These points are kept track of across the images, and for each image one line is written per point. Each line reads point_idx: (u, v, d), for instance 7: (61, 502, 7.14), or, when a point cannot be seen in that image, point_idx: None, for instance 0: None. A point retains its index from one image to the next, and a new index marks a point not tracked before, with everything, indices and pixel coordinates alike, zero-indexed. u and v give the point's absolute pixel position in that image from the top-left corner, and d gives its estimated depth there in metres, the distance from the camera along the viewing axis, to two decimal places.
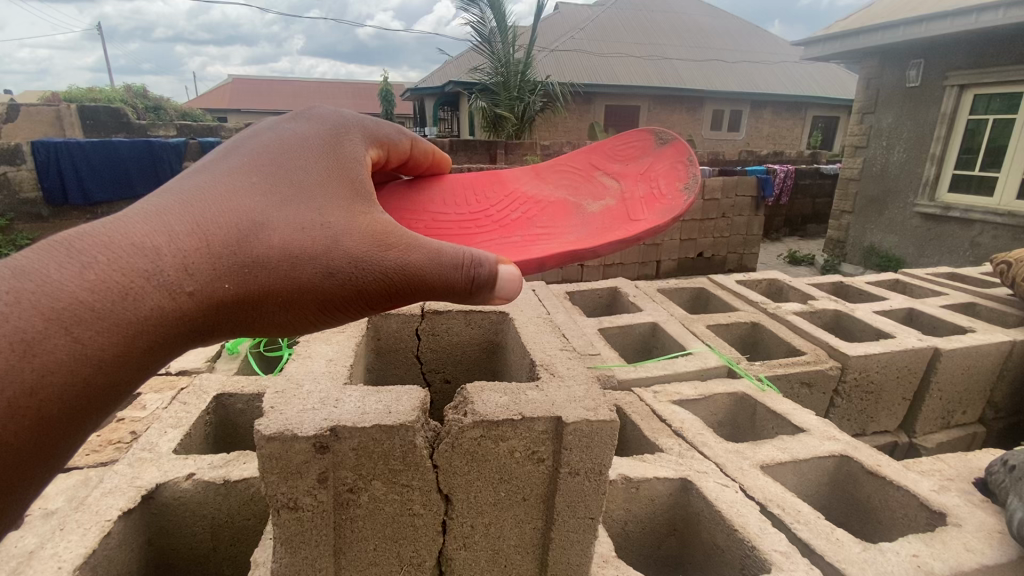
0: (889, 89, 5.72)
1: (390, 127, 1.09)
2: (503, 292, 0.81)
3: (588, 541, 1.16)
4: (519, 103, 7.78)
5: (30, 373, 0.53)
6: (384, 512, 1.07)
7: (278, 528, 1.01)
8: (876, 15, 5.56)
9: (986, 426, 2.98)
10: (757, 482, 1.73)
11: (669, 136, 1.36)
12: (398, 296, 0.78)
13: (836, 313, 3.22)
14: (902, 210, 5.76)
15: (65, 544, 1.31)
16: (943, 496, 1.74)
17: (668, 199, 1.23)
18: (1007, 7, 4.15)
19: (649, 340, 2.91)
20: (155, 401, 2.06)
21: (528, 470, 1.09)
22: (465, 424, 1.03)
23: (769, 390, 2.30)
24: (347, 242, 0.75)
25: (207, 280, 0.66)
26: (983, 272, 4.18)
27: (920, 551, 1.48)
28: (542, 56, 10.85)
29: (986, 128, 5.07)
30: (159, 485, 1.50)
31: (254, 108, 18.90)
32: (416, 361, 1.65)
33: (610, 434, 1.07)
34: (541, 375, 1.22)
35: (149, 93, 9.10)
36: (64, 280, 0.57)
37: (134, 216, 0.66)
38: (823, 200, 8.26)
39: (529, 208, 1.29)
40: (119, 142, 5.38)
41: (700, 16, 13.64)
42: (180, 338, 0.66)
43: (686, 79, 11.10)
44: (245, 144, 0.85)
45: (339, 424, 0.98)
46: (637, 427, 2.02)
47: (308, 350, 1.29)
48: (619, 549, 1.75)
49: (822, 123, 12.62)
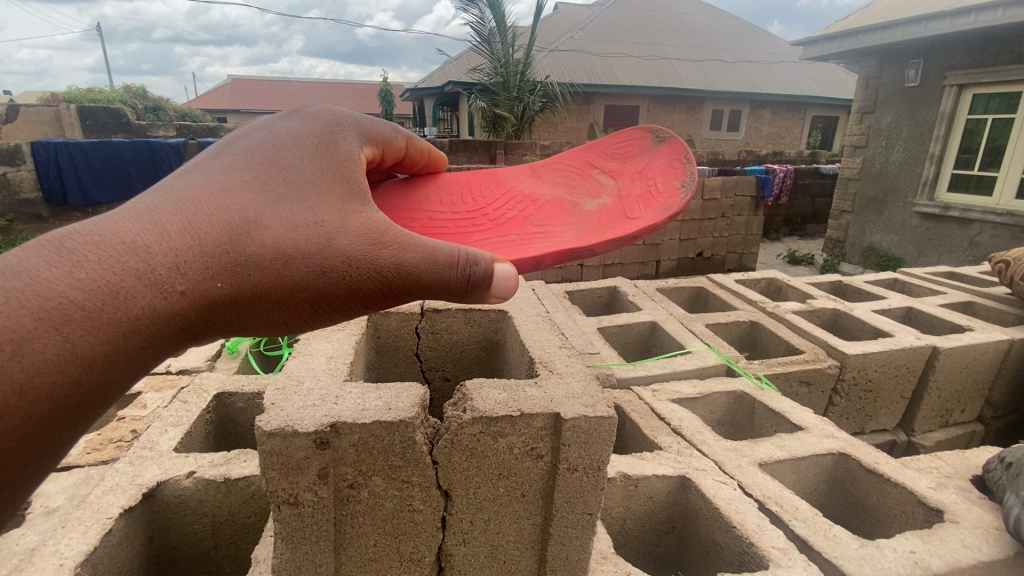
0: (888, 89, 5.74)
1: (386, 125, 1.10)
2: (498, 291, 0.82)
3: (587, 537, 1.17)
4: (519, 103, 7.79)
5: (20, 372, 0.55)
6: (385, 507, 1.07)
7: (279, 524, 1.01)
8: (875, 15, 5.56)
9: (984, 424, 2.98)
10: (756, 479, 1.73)
11: (665, 134, 1.37)
12: (392, 295, 0.78)
13: (835, 312, 3.23)
14: (901, 210, 5.76)
15: (67, 542, 1.32)
16: (941, 492, 1.75)
17: (665, 198, 1.24)
18: (1006, 7, 4.15)
19: (648, 339, 2.91)
20: (155, 400, 2.06)
21: (527, 466, 1.10)
22: (465, 420, 1.03)
23: (768, 389, 2.31)
24: (341, 241, 0.76)
25: (200, 279, 0.67)
26: (982, 271, 4.19)
27: (918, 547, 1.48)
28: (541, 56, 10.85)
29: (985, 127, 5.08)
30: (160, 483, 1.50)
31: (253, 108, 18.90)
32: (416, 360, 1.66)
33: (608, 430, 1.08)
34: (541, 372, 1.22)
35: (148, 93, 9.11)
36: (55, 280, 0.58)
37: (126, 215, 0.67)
38: (822, 200, 8.27)
39: (526, 207, 1.30)
40: (119, 142, 5.39)
41: (699, 15, 13.64)
42: (173, 338, 0.67)
43: (685, 79, 11.11)
44: (239, 142, 0.86)
45: (339, 420, 0.98)
46: (636, 425, 2.03)
47: (308, 348, 1.30)
48: (618, 546, 1.76)
49: (822, 123, 12.62)
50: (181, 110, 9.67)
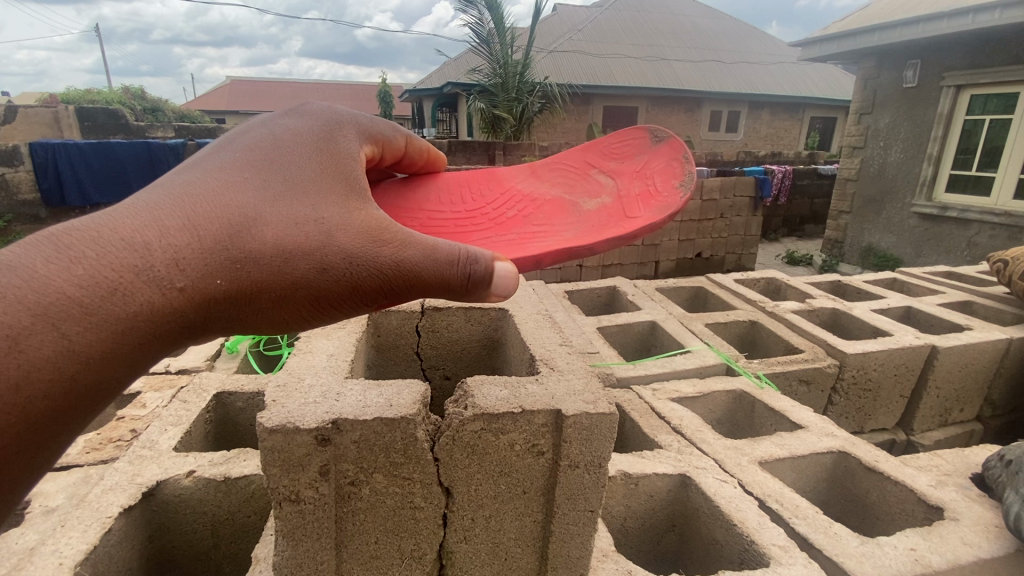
0: (886, 90, 5.75)
1: (385, 123, 1.10)
2: (499, 289, 0.82)
3: (588, 534, 1.17)
4: (517, 104, 7.80)
5: (16, 368, 0.54)
6: (385, 505, 1.07)
7: (280, 521, 1.01)
8: (872, 16, 5.58)
9: (982, 423, 2.99)
10: (756, 478, 1.73)
11: (664, 135, 1.37)
12: (393, 293, 0.78)
13: (834, 311, 3.24)
14: (899, 210, 5.78)
15: (67, 541, 1.31)
16: (941, 490, 1.76)
17: (664, 197, 1.24)
18: (1004, 8, 4.16)
19: (648, 339, 2.92)
20: (154, 399, 2.06)
21: (528, 462, 1.10)
22: (465, 417, 1.03)
23: (768, 388, 2.31)
24: (341, 238, 0.76)
25: (199, 276, 0.67)
26: (980, 270, 4.20)
27: (918, 544, 1.48)
28: (540, 57, 10.84)
29: (983, 128, 5.09)
30: (160, 482, 1.50)
31: (251, 110, 18.87)
32: (416, 358, 1.66)
33: (610, 427, 1.08)
34: (541, 369, 1.22)
35: (146, 95, 9.11)
36: (52, 275, 0.58)
37: (125, 212, 0.67)
38: (821, 201, 8.28)
39: (525, 206, 1.30)
40: (117, 143, 5.37)
41: (697, 17, 13.67)
42: (172, 335, 0.67)
43: (684, 81, 11.12)
44: (238, 140, 0.86)
45: (341, 417, 0.98)
46: (637, 424, 2.03)
47: (309, 346, 1.30)
48: (619, 544, 1.76)
49: (820, 124, 12.67)
50: (180, 111, 9.67)
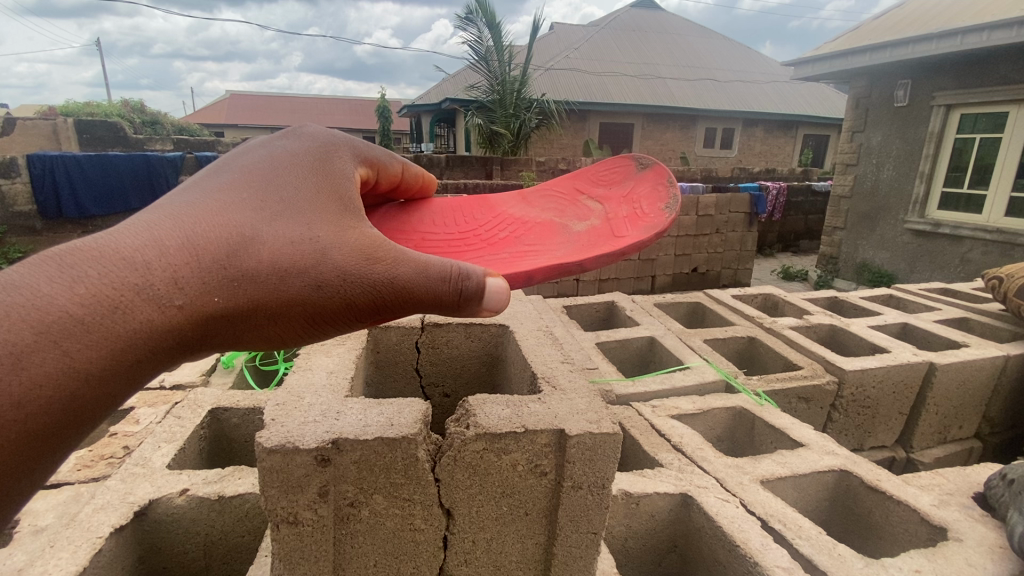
0: (878, 109, 5.83)
1: (382, 150, 1.11)
2: (490, 305, 0.80)
3: (592, 556, 1.15)
4: (514, 120, 7.89)
5: (18, 386, 0.54)
6: (385, 527, 1.05)
7: (277, 544, 0.99)
8: (863, 37, 5.69)
9: (982, 440, 2.97)
10: (757, 496, 1.71)
11: (649, 161, 1.38)
12: (387, 309, 0.77)
13: (832, 328, 3.23)
14: (892, 227, 5.82)
15: (56, 562, 1.27)
16: (944, 510, 1.73)
17: (651, 217, 1.22)
18: (993, 29, 4.23)
19: (646, 354, 2.91)
20: (147, 415, 2.02)
21: (530, 483, 1.08)
22: (467, 437, 1.02)
23: (768, 405, 2.30)
24: (336, 256, 0.75)
25: (198, 293, 0.66)
26: (973, 288, 4.22)
27: (922, 566, 1.46)
28: (537, 74, 10.96)
29: (974, 146, 5.14)
30: (152, 502, 1.47)
31: (248, 124, 18.99)
32: (416, 375, 1.65)
33: (613, 447, 1.07)
34: (543, 388, 1.21)
35: (146, 109, 9.20)
36: (54, 294, 0.57)
37: (125, 232, 0.66)
38: (815, 217, 8.35)
39: (516, 228, 1.30)
40: (115, 155, 5.37)
41: (692, 37, 13.91)
42: (169, 352, 0.65)
43: (678, 98, 11.27)
44: (234, 162, 0.85)
45: (341, 437, 0.97)
46: (636, 441, 2.02)
47: (308, 363, 1.29)
48: (620, 565, 1.73)
49: (812, 141, 12.84)
50: (178, 124, 9.73)
